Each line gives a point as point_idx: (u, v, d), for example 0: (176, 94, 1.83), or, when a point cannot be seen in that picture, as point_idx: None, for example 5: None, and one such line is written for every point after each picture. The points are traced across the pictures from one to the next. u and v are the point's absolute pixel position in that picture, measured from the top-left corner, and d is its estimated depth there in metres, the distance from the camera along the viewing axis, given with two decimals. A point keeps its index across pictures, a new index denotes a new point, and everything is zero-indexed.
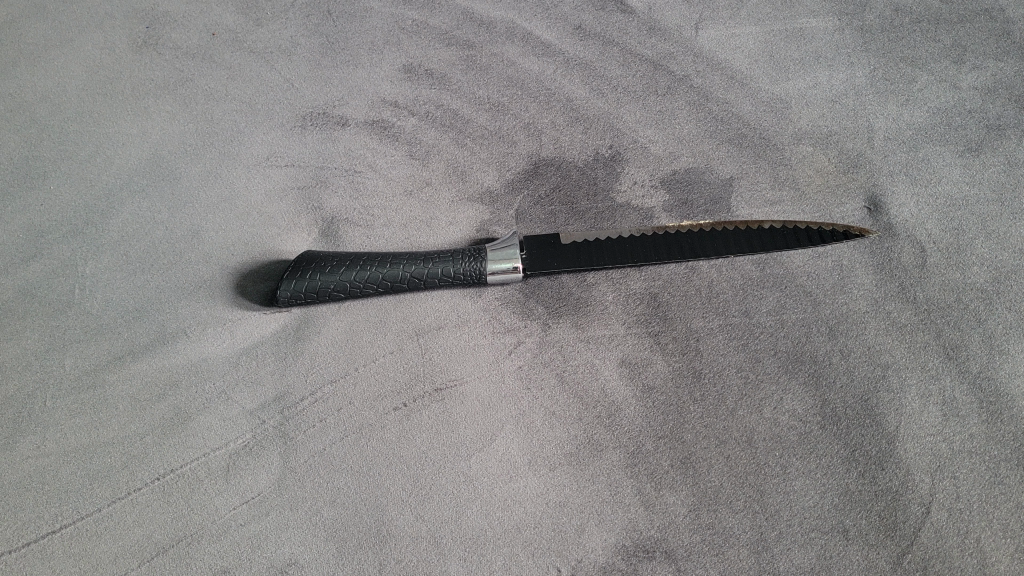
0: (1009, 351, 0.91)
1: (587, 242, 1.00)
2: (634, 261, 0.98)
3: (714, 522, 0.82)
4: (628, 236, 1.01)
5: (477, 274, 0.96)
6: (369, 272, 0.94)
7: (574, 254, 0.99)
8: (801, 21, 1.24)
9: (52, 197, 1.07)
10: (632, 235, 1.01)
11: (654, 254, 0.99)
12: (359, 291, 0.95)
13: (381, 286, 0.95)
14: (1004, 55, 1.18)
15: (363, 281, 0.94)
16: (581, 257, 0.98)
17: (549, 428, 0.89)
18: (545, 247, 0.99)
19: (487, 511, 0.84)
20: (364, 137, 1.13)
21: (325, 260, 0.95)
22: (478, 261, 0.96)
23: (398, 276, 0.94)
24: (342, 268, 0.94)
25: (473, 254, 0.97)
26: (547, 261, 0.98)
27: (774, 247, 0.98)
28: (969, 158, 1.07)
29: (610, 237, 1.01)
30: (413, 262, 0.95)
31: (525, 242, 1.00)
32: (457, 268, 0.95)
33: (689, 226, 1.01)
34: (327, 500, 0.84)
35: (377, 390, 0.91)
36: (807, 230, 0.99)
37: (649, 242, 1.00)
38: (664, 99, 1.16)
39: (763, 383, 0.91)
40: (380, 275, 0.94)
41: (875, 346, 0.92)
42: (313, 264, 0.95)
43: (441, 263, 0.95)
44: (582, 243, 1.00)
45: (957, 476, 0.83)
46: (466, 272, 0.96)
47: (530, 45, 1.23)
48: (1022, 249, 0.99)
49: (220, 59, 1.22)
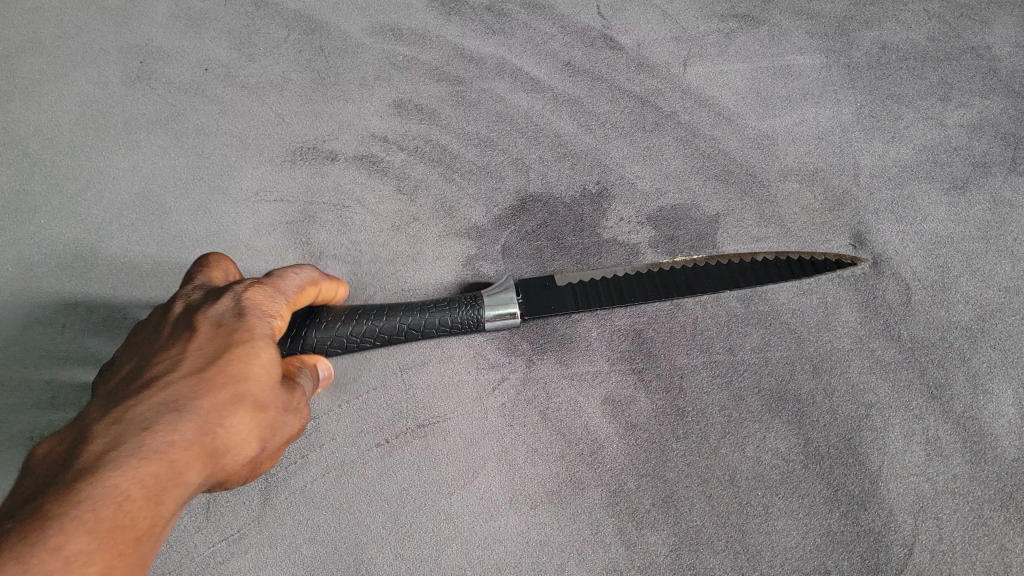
0: (993, 391, 0.92)
1: (583, 284, 0.99)
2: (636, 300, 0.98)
3: (695, 562, 0.82)
4: (623, 275, 1.01)
5: (475, 322, 0.92)
6: (367, 325, 0.87)
7: (571, 296, 0.97)
8: (789, 58, 1.24)
9: (41, 232, 1.08)
10: (628, 273, 1.01)
11: (652, 292, 0.99)
12: (356, 346, 0.88)
13: (378, 339, 0.88)
14: (990, 93, 1.19)
15: (361, 334, 0.87)
16: (579, 300, 0.97)
17: (531, 465, 0.89)
18: (542, 291, 0.97)
19: (468, 550, 0.84)
20: (353, 172, 1.14)
21: (317, 310, 0.87)
22: (475, 308, 0.92)
23: (396, 327, 0.89)
24: (337, 321, 0.87)
25: (469, 301, 0.93)
26: (544, 304, 0.96)
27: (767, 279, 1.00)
28: (955, 196, 1.08)
29: (606, 278, 1.00)
30: (410, 313, 0.89)
31: (520, 286, 0.97)
32: (454, 318, 0.91)
33: (682, 262, 1.02)
34: (307, 538, 0.85)
35: (359, 426, 0.91)
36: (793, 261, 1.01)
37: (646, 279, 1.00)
38: (652, 135, 1.16)
39: (746, 422, 0.90)
40: (376, 328, 0.88)
41: (859, 385, 0.92)
42: (306, 317, 0.87)
43: (438, 312, 0.91)
44: (578, 285, 0.99)
45: (940, 517, 0.84)
46: (464, 320, 0.92)
47: (519, 81, 1.24)
48: (1006, 287, 0.99)
49: (212, 94, 1.23)
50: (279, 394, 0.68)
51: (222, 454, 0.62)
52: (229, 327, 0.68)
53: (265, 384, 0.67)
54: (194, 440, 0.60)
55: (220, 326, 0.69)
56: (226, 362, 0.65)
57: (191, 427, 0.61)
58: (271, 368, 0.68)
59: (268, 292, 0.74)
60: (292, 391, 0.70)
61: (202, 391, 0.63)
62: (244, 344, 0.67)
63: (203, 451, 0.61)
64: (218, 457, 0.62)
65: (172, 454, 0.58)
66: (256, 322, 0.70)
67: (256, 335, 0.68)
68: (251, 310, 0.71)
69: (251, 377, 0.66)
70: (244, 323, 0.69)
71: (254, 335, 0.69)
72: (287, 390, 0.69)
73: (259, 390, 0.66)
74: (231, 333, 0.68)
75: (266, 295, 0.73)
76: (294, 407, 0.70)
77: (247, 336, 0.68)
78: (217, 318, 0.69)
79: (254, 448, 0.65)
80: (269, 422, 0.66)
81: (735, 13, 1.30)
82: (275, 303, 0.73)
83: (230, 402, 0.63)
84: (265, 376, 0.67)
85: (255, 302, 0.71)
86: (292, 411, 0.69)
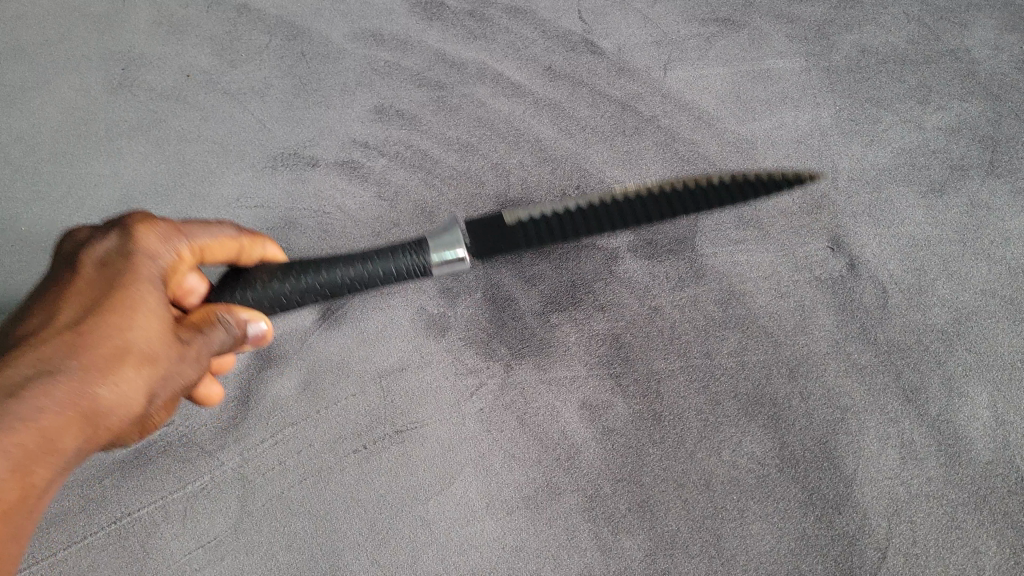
0: (968, 394, 0.92)
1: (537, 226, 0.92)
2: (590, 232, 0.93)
3: (669, 567, 0.82)
4: (578, 209, 0.95)
5: (419, 269, 0.86)
6: (304, 282, 0.83)
7: (526, 235, 0.92)
8: (768, 62, 1.25)
9: (22, 239, 1.08)
10: (582, 206, 0.95)
11: (608, 221, 0.94)
12: (296, 302, 0.85)
13: (319, 294, 0.85)
14: (968, 97, 1.19)
15: (299, 292, 0.84)
16: (535, 237, 0.91)
17: (508, 471, 0.89)
18: (494, 236, 0.91)
19: (444, 556, 0.84)
20: (334, 178, 1.14)
21: (248, 274, 0.85)
22: (418, 255, 0.85)
23: (337, 282, 0.84)
24: (271, 281, 0.83)
25: (414, 248, 0.85)
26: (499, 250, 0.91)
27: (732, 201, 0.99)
28: (932, 199, 1.08)
29: (559, 211, 0.94)
30: (349, 265, 0.84)
31: (471, 229, 0.91)
32: (396, 267, 0.85)
33: (638, 189, 0.97)
34: (283, 544, 0.85)
35: (337, 432, 0.92)
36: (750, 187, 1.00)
37: (604, 211, 0.94)
38: (631, 140, 1.16)
39: (722, 426, 0.90)
40: (315, 283, 0.84)
41: (835, 389, 0.92)
42: (237, 282, 0.84)
43: (379, 261, 0.84)
44: (532, 228, 0.92)
45: (914, 520, 0.84)
46: (410, 268, 0.85)
47: (500, 86, 1.24)
48: (982, 290, 1.00)
49: (193, 100, 1.23)
50: (170, 346, 0.68)
51: (104, 410, 0.63)
52: (113, 274, 0.68)
53: (153, 337, 0.67)
54: (72, 399, 0.61)
55: (104, 272, 0.68)
56: (109, 314, 0.65)
57: (66, 388, 0.61)
58: (159, 319, 0.68)
59: (159, 235, 0.73)
60: (186, 340, 0.71)
61: (80, 346, 0.63)
62: (127, 293, 0.67)
63: (77, 415, 0.61)
64: (96, 414, 0.63)
65: (42, 421, 0.59)
66: (144, 271, 0.69)
67: (140, 284, 0.68)
68: (138, 254, 0.70)
69: (135, 329, 0.66)
70: (128, 271, 0.69)
71: (140, 284, 0.68)
72: (181, 339, 0.70)
73: (145, 344, 0.66)
74: (114, 281, 0.67)
75: (156, 239, 0.73)
76: (191, 356, 0.71)
77: (131, 285, 0.68)
78: (102, 263, 0.69)
79: (138, 402, 0.66)
80: (158, 375, 0.67)
81: (716, 17, 1.31)
82: (165, 248, 0.73)
83: (111, 358, 0.64)
84: (153, 331, 0.67)
85: (143, 248, 0.71)
86: (188, 359, 0.70)
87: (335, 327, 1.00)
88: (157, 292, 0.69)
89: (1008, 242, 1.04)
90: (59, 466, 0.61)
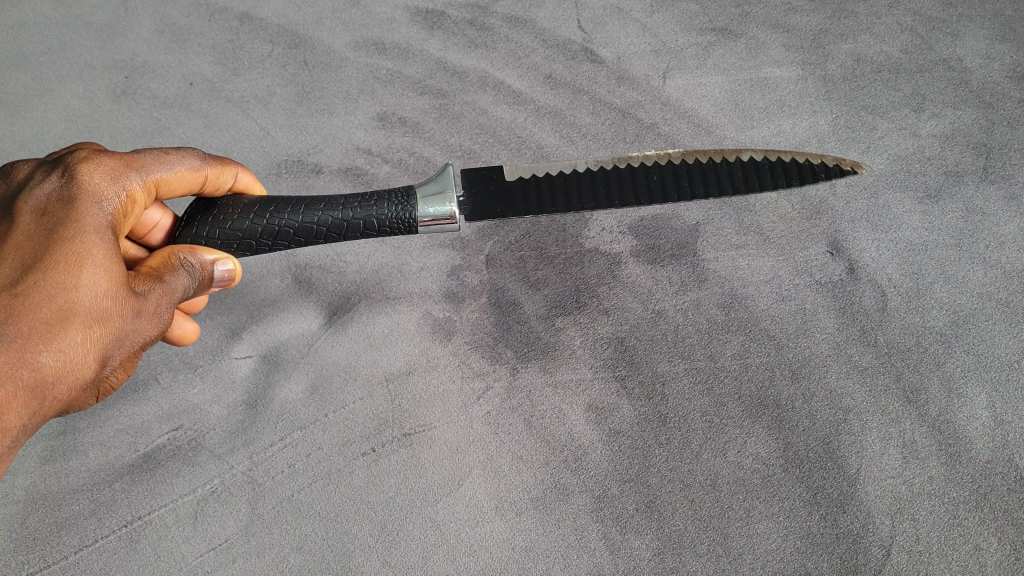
0: (966, 394, 0.94)
1: (533, 184, 0.97)
2: (593, 205, 0.97)
3: (677, 566, 0.83)
4: (585, 171, 0.98)
5: (408, 222, 0.90)
6: (278, 223, 0.88)
7: (519, 197, 0.96)
8: (766, 70, 1.27)
9: None
10: (591, 169, 0.98)
11: (619, 194, 0.97)
12: (268, 244, 0.90)
13: (294, 237, 0.90)
14: (961, 104, 1.21)
15: (272, 234, 0.89)
16: (530, 200, 0.96)
17: (516, 473, 0.90)
18: (486, 191, 0.96)
19: (454, 556, 0.85)
20: (338, 185, 1.15)
21: (220, 207, 0.90)
22: (406, 207, 0.90)
23: (313, 229, 0.89)
24: (246, 219, 0.88)
25: (399, 198, 0.90)
26: (488, 203, 0.96)
27: (769, 184, 1.01)
28: (928, 205, 1.10)
29: (565, 173, 0.98)
30: (330, 211, 0.89)
31: (465, 181, 0.97)
32: (382, 217, 0.89)
33: (658, 157, 0.98)
34: (294, 546, 0.85)
35: (346, 435, 0.93)
36: (787, 168, 1.01)
37: (612, 179, 0.98)
38: (632, 147, 1.18)
39: (726, 427, 0.92)
40: (293, 225, 0.88)
41: (837, 389, 0.94)
42: (208, 215, 0.89)
43: (365, 210, 0.89)
44: (529, 183, 0.97)
45: (917, 518, 0.85)
46: (393, 220, 0.90)
47: (501, 94, 1.25)
48: (979, 293, 1.02)
49: (196, 108, 1.24)
50: (121, 299, 0.71)
51: (52, 373, 0.66)
52: (56, 225, 0.71)
53: (100, 296, 0.70)
54: (17, 367, 0.64)
55: (47, 223, 0.71)
56: (51, 275, 0.68)
57: (9, 360, 0.63)
58: (107, 276, 0.71)
59: (104, 178, 0.77)
60: (140, 291, 0.74)
61: (23, 308, 0.66)
62: (71, 251, 0.69)
63: (25, 386, 0.64)
64: (45, 383, 0.66)
65: None
66: (85, 226, 0.72)
67: (85, 234, 0.71)
68: (82, 202, 0.73)
69: (80, 290, 0.68)
70: (71, 220, 0.71)
71: (85, 235, 0.71)
72: (131, 295, 0.73)
73: (91, 305, 0.69)
74: (56, 238, 0.70)
75: (100, 184, 0.76)
76: (142, 310, 0.74)
77: (75, 237, 0.70)
78: (46, 218, 0.72)
79: (88, 362, 0.69)
80: (108, 332, 0.70)
81: (713, 27, 1.33)
82: (112, 192, 0.77)
83: (54, 319, 0.67)
84: (101, 284, 0.70)
85: (84, 199, 0.74)
86: (140, 316, 0.73)
87: (342, 333, 1.01)
88: (105, 241, 0.72)
89: (1003, 247, 1.06)
90: (10, 437, 0.64)
